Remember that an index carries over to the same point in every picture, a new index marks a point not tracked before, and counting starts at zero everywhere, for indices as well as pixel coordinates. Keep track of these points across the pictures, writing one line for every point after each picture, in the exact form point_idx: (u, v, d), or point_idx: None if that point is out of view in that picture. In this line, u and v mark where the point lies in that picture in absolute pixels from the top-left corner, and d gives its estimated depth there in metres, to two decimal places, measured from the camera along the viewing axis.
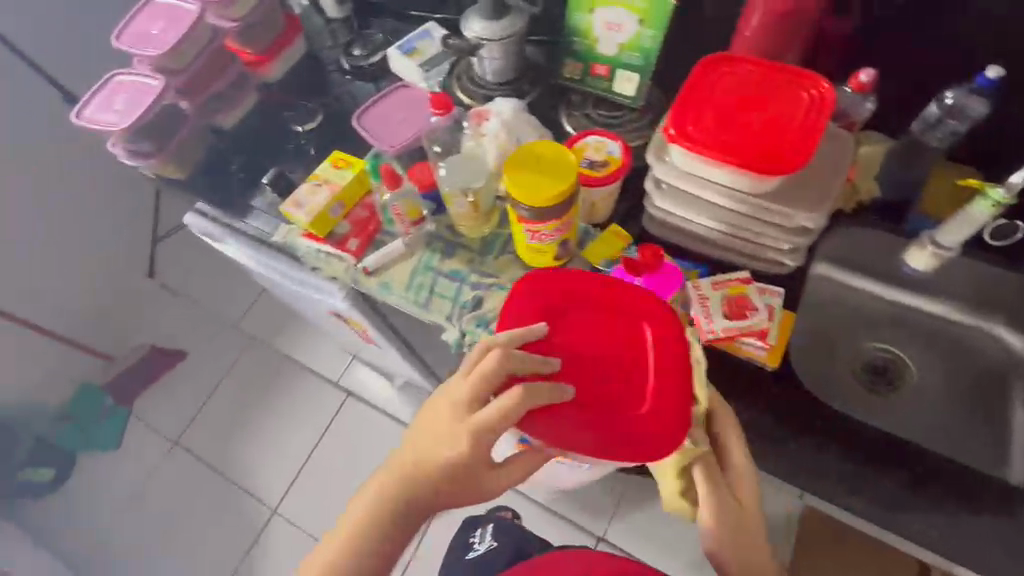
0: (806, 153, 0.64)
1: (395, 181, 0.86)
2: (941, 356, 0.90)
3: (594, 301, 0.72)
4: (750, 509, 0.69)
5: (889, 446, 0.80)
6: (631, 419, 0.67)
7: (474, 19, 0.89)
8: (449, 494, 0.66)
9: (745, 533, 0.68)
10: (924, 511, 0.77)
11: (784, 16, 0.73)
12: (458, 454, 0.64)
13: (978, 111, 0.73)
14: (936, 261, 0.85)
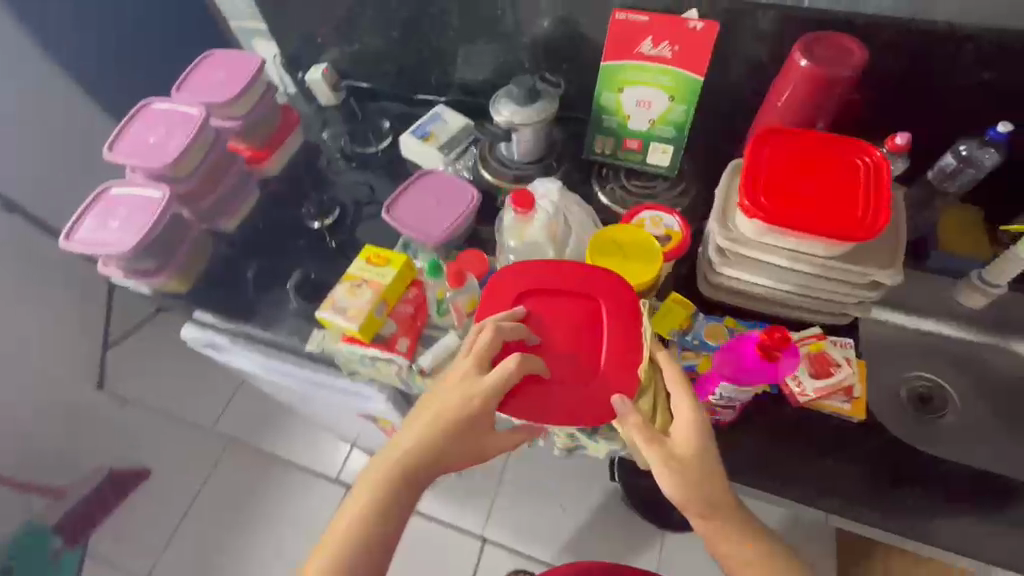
0: (882, 215, 0.66)
1: (461, 281, 0.79)
2: (972, 378, 0.95)
3: (575, 286, 0.75)
4: (691, 450, 0.64)
5: (985, 480, 0.76)
6: (604, 381, 0.70)
7: (505, 104, 0.89)
8: (445, 461, 0.68)
9: (690, 475, 0.63)
10: None
11: (824, 87, 0.75)
12: (460, 418, 0.67)
13: (993, 159, 0.77)
14: (990, 299, 0.88)
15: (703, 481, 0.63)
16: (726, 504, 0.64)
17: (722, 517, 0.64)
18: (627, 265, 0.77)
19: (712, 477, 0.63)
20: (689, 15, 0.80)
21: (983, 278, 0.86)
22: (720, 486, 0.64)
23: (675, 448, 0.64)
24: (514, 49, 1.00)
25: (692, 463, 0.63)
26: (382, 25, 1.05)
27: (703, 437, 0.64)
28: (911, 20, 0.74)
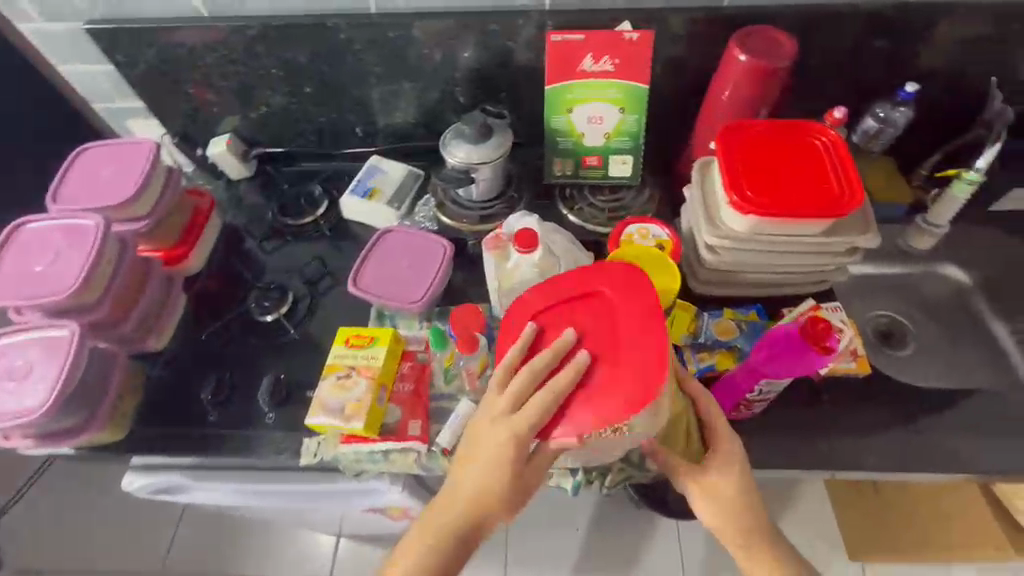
0: (855, 188, 0.71)
1: (473, 346, 0.74)
2: (921, 307, 1.05)
3: (568, 286, 0.65)
4: (730, 486, 0.65)
5: (985, 398, 0.82)
6: (632, 371, 0.59)
7: (458, 144, 0.84)
8: (490, 510, 0.63)
9: (731, 507, 0.65)
10: None
11: (764, 76, 0.78)
12: (500, 463, 0.61)
13: (906, 116, 0.86)
14: (933, 239, 0.97)
15: (739, 511, 0.66)
16: (761, 525, 0.67)
17: (757, 535, 0.67)
18: (646, 279, 0.75)
19: (747, 505, 0.66)
20: (622, 28, 0.80)
21: (925, 220, 0.95)
22: (757, 511, 0.66)
23: (714, 484, 0.66)
24: (444, 86, 0.94)
25: (733, 494, 0.66)
26: (289, 82, 0.94)
27: (741, 471, 0.66)
28: (818, 5, 0.80)
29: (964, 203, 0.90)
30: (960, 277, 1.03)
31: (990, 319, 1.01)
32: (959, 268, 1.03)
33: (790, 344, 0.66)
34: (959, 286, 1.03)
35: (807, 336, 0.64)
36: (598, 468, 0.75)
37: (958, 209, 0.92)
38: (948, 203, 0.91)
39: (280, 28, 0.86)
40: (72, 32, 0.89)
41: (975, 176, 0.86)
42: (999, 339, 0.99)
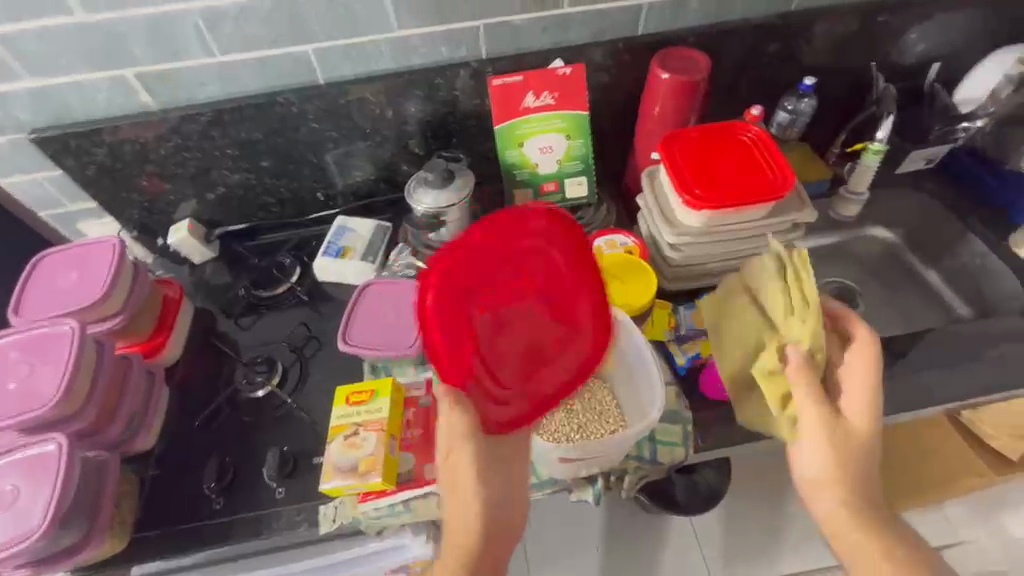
0: (786, 171, 0.79)
1: None
2: (860, 267, 1.17)
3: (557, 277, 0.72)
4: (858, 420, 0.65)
5: (936, 334, 0.91)
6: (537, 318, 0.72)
7: (422, 192, 0.88)
8: (453, 507, 0.63)
9: (844, 453, 0.64)
10: (997, 367, 0.87)
11: (687, 90, 0.87)
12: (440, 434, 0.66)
13: (811, 105, 0.98)
14: (857, 205, 1.09)
15: (857, 446, 0.64)
16: (869, 477, 0.64)
17: (857, 497, 0.64)
18: (623, 284, 0.82)
19: (860, 448, 0.64)
20: (555, 65, 0.89)
21: (847, 190, 1.06)
22: (869, 460, 0.65)
23: (842, 418, 0.66)
24: (397, 141, 0.98)
25: (855, 440, 0.65)
26: (245, 159, 0.96)
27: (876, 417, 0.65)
28: (718, 25, 0.92)
29: (875, 171, 1.02)
30: (882, 235, 1.16)
31: (917, 266, 1.14)
32: (882, 228, 1.16)
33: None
34: (885, 244, 1.16)
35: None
36: (615, 473, 0.77)
37: (872, 177, 1.04)
38: (862, 173, 1.03)
39: (233, 110, 0.89)
40: (16, 144, 0.88)
41: (879, 147, 0.98)
42: (928, 282, 1.12)
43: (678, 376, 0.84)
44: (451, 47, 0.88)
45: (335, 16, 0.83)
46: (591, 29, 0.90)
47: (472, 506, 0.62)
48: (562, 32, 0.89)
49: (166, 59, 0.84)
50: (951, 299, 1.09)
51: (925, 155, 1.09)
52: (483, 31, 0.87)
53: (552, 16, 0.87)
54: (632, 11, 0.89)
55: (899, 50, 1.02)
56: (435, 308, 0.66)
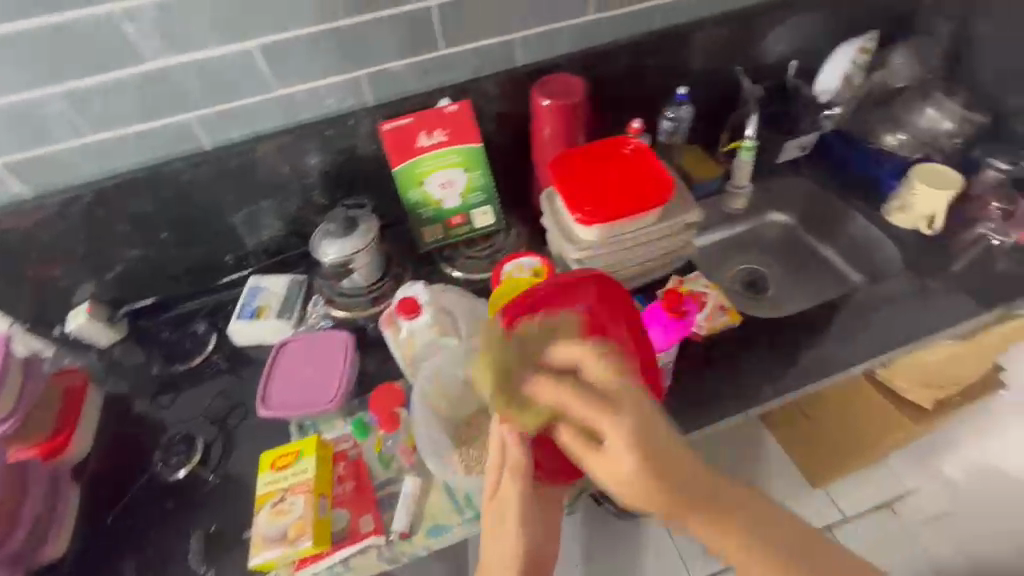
0: (666, 176, 0.85)
1: (395, 424, 0.79)
2: (765, 251, 1.26)
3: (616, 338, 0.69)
4: (635, 489, 0.44)
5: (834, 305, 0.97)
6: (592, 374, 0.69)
7: (326, 244, 0.88)
8: (493, 544, 0.67)
9: (653, 503, 0.45)
10: (888, 328, 0.94)
11: (569, 112, 0.92)
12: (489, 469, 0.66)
13: (689, 112, 1.05)
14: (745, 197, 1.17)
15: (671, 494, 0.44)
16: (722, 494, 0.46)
17: (706, 528, 0.46)
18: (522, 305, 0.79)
19: (679, 484, 0.44)
20: (442, 104, 0.92)
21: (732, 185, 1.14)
22: (692, 477, 0.45)
23: (618, 470, 0.44)
24: (299, 195, 0.98)
25: (645, 485, 0.44)
26: (140, 234, 0.93)
27: (652, 443, 0.44)
28: (590, 49, 0.97)
29: (752, 166, 1.10)
30: (780, 220, 1.26)
31: (817, 245, 1.23)
32: (779, 212, 1.26)
33: (654, 322, 0.79)
34: (783, 227, 1.26)
35: (665, 306, 0.79)
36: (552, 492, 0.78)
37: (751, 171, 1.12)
38: (742, 169, 1.11)
39: (116, 187, 0.86)
40: None
41: (750, 144, 1.06)
42: (828, 258, 1.21)
43: None
44: (336, 99, 0.90)
45: (211, 83, 0.83)
46: (471, 66, 0.93)
47: (510, 546, 0.65)
48: (445, 72, 0.92)
49: (34, 144, 0.81)
50: (847, 270, 1.18)
51: (799, 143, 1.18)
52: (366, 80, 0.89)
53: (431, 58, 0.90)
54: (507, 45, 0.93)
55: (760, 52, 1.11)
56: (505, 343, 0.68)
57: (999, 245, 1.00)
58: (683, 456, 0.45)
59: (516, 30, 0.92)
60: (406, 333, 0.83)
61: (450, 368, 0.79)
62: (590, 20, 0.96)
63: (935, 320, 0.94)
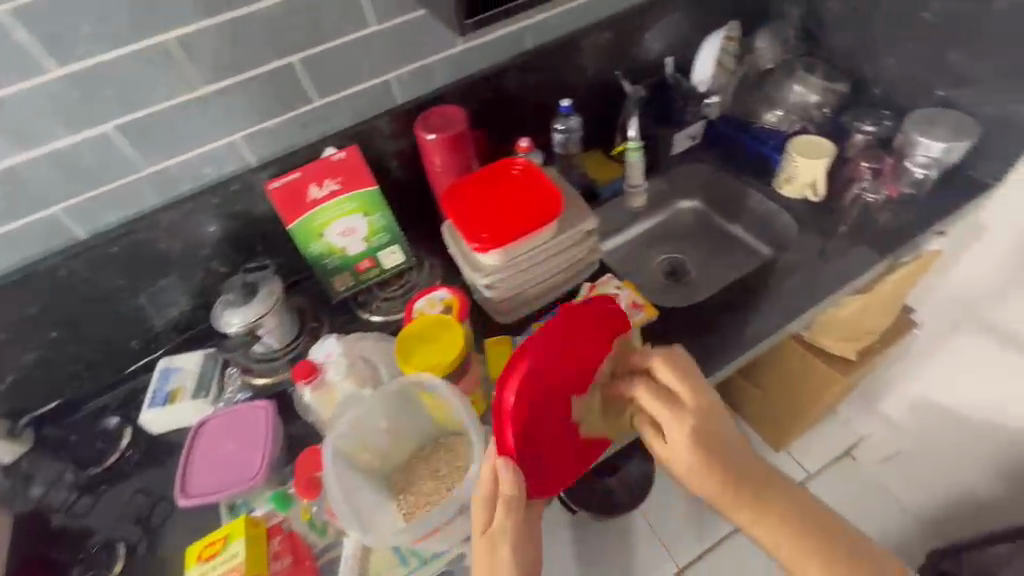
0: (554, 190, 0.87)
1: (317, 491, 0.75)
2: (680, 237, 1.32)
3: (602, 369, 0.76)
4: (686, 466, 0.68)
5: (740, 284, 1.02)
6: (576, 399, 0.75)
7: (227, 314, 0.86)
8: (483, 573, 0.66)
9: (703, 482, 0.68)
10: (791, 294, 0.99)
11: (455, 142, 0.93)
12: (475, 503, 0.67)
13: (576, 121, 1.08)
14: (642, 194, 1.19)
15: (714, 474, 0.67)
16: (759, 472, 0.70)
17: (745, 507, 0.68)
18: (428, 345, 0.73)
19: (728, 469, 0.68)
20: (328, 153, 0.91)
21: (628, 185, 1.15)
22: (733, 463, 0.68)
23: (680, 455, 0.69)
24: (198, 267, 0.95)
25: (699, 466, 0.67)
26: (28, 337, 0.87)
27: (705, 440, 0.68)
28: (469, 77, 0.99)
29: (642, 164, 1.12)
30: (687, 206, 1.33)
31: (725, 224, 1.29)
32: (687, 199, 1.33)
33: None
34: (692, 212, 1.33)
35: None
36: None
37: (643, 168, 1.14)
38: (634, 169, 1.13)
39: None
40: None
41: (635, 144, 1.09)
42: (736, 235, 1.27)
43: None
44: (216, 165, 0.87)
45: (73, 172, 0.79)
46: (352, 112, 0.93)
47: (506, 573, 0.65)
48: (324, 121, 0.92)
49: None
50: (756, 244, 1.24)
51: (688, 133, 1.24)
52: (243, 142, 0.87)
53: (305, 111, 0.89)
54: (383, 86, 0.93)
55: (635, 55, 1.16)
56: (519, 402, 0.67)
57: (873, 202, 1.08)
58: (727, 441, 0.69)
59: (388, 70, 0.92)
60: (317, 392, 0.82)
61: (367, 417, 0.75)
62: (461, 49, 0.97)
63: (831, 281, 1.01)
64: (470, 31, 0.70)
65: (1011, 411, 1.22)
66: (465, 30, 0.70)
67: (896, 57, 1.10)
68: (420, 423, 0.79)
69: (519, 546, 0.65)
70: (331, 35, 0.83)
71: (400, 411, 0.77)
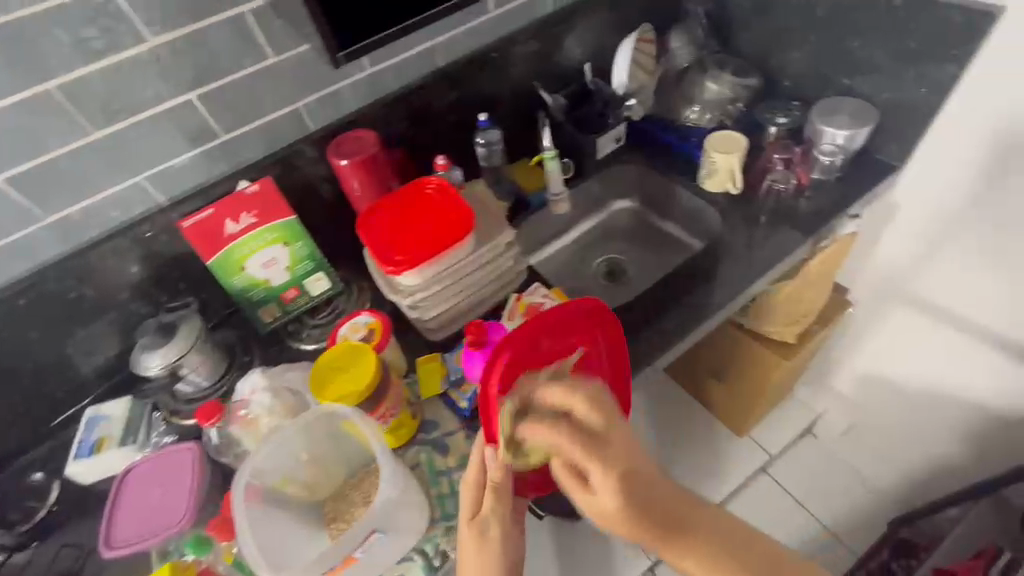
0: (467, 208, 0.87)
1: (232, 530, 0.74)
2: (618, 237, 1.35)
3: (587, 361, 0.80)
4: (615, 504, 0.51)
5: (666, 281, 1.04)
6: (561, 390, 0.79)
7: (147, 357, 0.85)
8: (473, 561, 0.67)
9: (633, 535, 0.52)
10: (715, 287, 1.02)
11: (368, 165, 0.93)
12: (465, 490, 0.69)
13: (496, 134, 1.10)
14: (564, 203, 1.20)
15: (647, 524, 0.51)
16: (704, 523, 0.53)
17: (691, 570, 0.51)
18: (349, 371, 0.75)
19: (660, 519, 0.51)
20: (240, 187, 0.90)
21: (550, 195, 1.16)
22: (669, 512, 0.52)
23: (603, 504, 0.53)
24: (118, 311, 0.93)
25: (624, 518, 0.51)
26: None
27: (632, 486, 0.51)
28: (381, 99, 1.00)
29: (560, 173, 1.13)
30: (622, 206, 1.36)
31: (659, 222, 1.32)
32: (622, 200, 1.35)
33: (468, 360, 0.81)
34: (627, 212, 1.35)
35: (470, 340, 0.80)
36: (429, 543, 0.77)
37: (561, 177, 1.15)
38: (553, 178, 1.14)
39: None
40: None
41: (550, 152, 1.10)
42: (669, 231, 1.30)
43: (464, 420, 0.88)
44: (123, 209, 0.87)
45: None
46: (262, 143, 0.93)
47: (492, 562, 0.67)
48: (235, 155, 0.91)
49: None
50: (687, 239, 1.27)
51: (612, 136, 1.23)
52: (149, 183, 0.86)
53: (212, 147, 0.88)
54: (292, 115, 0.93)
55: (551, 64, 1.17)
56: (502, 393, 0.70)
57: (784, 190, 1.11)
58: (660, 490, 0.53)
59: (295, 99, 0.92)
60: (239, 427, 0.81)
61: (283, 447, 0.73)
62: (370, 72, 0.98)
63: (752, 272, 1.04)
64: (343, 63, 0.85)
65: (950, 379, 1.30)
66: (340, 63, 0.85)
67: (800, 49, 1.14)
68: (347, 451, 0.78)
69: (506, 537, 0.68)
70: (228, 71, 0.83)
71: (321, 441, 0.76)
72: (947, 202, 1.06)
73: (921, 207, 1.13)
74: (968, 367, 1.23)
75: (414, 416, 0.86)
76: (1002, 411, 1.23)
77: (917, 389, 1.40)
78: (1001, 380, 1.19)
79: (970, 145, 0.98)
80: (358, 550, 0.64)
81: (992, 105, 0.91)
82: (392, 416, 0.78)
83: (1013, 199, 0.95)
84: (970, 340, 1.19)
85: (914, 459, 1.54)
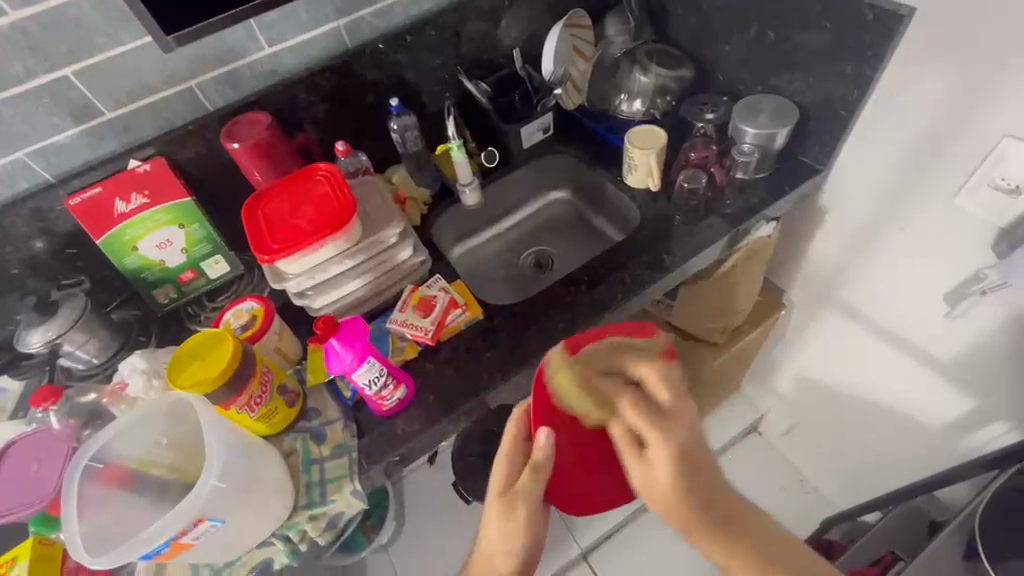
0: (349, 197, 0.86)
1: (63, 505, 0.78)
2: (551, 229, 1.32)
3: None
4: (676, 485, 0.60)
5: (579, 273, 1.01)
6: None
7: (28, 333, 0.86)
8: (495, 529, 0.69)
9: (675, 507, 0.61)
10: (621, 283, 0.99)
11: (260, 149, 0.92)
12: (497, 462, 0.72)
13: (409, 120, 1.08)
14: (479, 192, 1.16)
15: (687, 505, 0.60)
16: (724, 501, 0.63)
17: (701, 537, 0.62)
18: (210, 357, 0.75)
19: (703, 496, 0.61)
20: (131, 166, 0.88)
21: (461, 185, 1.13)
22: (708, 485, 0.62)
23: (656, 474, 0.61)
24: (14, 285, 0.94)
25: (678, 487, 0.60)
26: None
27: (693, 458, 0.61)
28: (282, 81, 0.98)
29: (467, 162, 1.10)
30: (558, 196, 1.33)
31: (590, 215, 1.29)
32: (557, 190, 1.32)
33: (328, 354, 0.80)
34: (562, 203, 1.33)
35: (319, 335, 0.78)
36: (295, 531, 0.80)
37: (471, 167, 1.12)
38: (463, 166, 1.11)
39: None
40: None
41: (456, 141, 1.07)
42: (600, 226, 1.28)
43: (347, 409, 0.88)
44: (7, 184, 0.86)
45: None
46: (154, 123, 0.91)
47: (514, 537, 0.68)
48: (123, 133, 0.90)
49: None
50: (612, 234, 1.25)
51: (539, 125, 1.20)
52: (32, 160, 0.85)
53: (95, 125, 0.87)
54: (184, 94, 0.91)
55: (474, 47, 1.14)
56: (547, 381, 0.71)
57: (696, 190, 1.07)
58: (709, 469, 0.62)
59: (186, 79, 0.90)
60: (112, 404, 0.83)
61: (143, 426, 0.74)
62: (270, 53, 0.95)
63: (663, 268, 1.00)
64: (174, 48, 0.81)
65: (880, 387, 1.26)
66: (171, 48, 0.81)
67: (732, 42, 1.10)
68: None
69: (531, 519, 0.68)
70: (103, 47, 0.81)
71: (178, 425, 0.77)
72: (871, 208, 1.04)
73: (848, 211, 1.10)
74: (899, 378, 1.20)
75: (295, 405, 0.86)
76: (926, 422, 1.20)
77: (853, 397, 1.37)
78: (929, 391, 1.15)
79: (890, 150, 0.95)
80: (187, 536, 0.67)
81: (914, 108, 0.88)
82: (260, 402, 0.78)
83: (930, 205, 0.93)
84: (898, 351, 1.16)
85: (848, 464, 1.51)
